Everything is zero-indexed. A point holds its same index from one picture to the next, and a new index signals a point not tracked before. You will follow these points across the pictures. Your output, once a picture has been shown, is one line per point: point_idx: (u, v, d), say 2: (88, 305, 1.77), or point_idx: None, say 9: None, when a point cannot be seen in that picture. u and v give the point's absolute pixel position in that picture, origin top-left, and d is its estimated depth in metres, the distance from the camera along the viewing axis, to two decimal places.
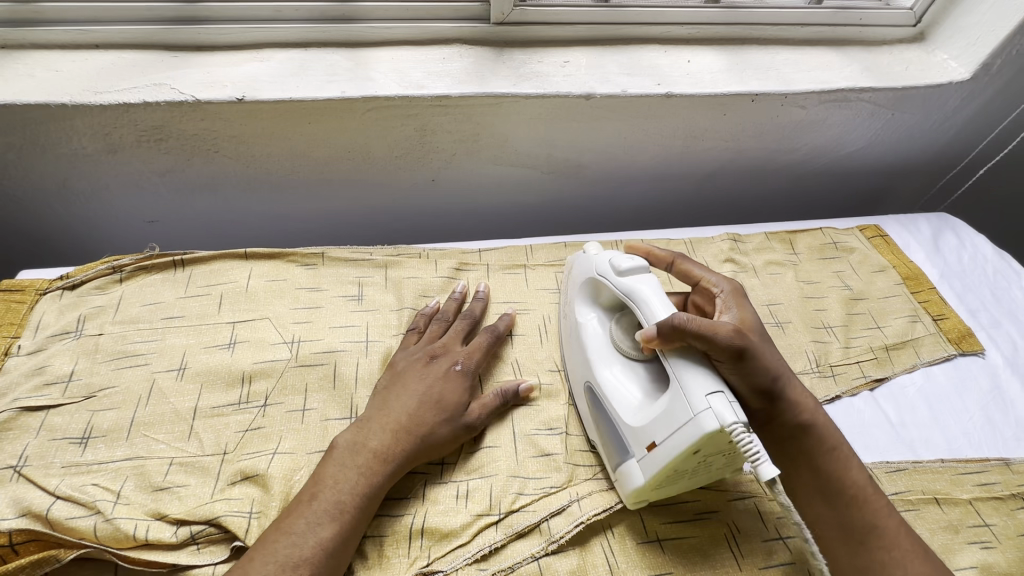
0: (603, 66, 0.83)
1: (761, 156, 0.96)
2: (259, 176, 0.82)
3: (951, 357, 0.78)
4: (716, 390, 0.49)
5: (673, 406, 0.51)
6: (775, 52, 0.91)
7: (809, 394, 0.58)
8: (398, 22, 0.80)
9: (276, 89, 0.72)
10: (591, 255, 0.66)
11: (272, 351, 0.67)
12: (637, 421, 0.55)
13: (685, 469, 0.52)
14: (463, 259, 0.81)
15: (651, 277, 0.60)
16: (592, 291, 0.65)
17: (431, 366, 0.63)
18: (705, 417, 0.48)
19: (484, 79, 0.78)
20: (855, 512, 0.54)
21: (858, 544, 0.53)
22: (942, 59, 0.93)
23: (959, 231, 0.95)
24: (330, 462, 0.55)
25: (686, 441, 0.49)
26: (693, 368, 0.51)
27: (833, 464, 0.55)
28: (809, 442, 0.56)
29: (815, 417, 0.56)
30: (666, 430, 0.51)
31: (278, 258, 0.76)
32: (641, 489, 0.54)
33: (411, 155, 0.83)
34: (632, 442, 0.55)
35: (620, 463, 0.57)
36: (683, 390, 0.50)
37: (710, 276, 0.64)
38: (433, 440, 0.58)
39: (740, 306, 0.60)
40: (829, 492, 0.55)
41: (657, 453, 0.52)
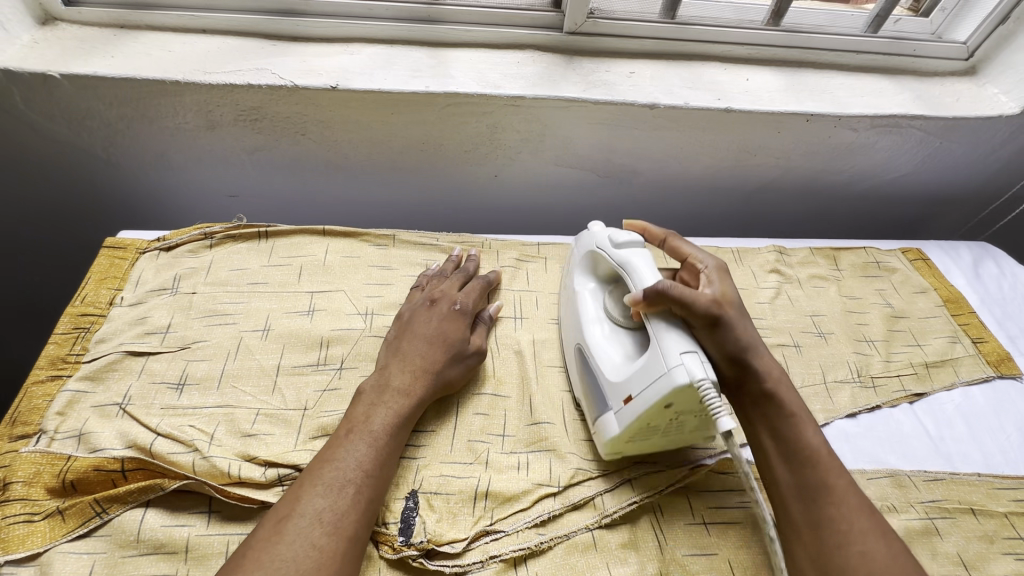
0: (667, 79, 0.88)
1: (809, 175, 0.99)
2: (336, 160, 0.87)
3: (990, 378, 0.80)
4: (691, 350, 0.52)
5: (649, 363, 0.54)
6: (829, 76, 0.95)
7: (776, 364, 0.60)
8: (478, 26, 0.86)
9: (366, 81, 0.77)
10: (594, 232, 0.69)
11: (347, 321, 0.72)
12: (617, 376, 0.58)
13: (658, 420, 0.55)
14: (522, 251, 0.85)
15: (644, 250, 0.63)
16: (590, 262, 0.69)
17: (437, 308, 0.69)
18: (677, 372, 0.51)
19: (556, 83, 0.83)
20: (808, 471, 0.54)
21: (809, 499, 0.53)
22: (993, 93, 0.96)
23: (1000, 260, 0.98)
24: (359, 403, 0.59)
25: (658, 394, 0.52)
26: (675, 329, 0.54)
27: (792, 427, 0.57)
28: (773, 406, 0.58)
29: (779, 384, 0.58)
30: (640, 384, 0.54)
31: (353, 237, 0.81)
32: (616, 439, 0.57)
33: (480, 150, 0.88)
34: (610, 394, 0.58)
35: (599, 415, 0.60)
36: (661, 348, 0.53)
37: (698, 253, 0.66)
38: (447, 376, 0.64)
39: (723, 280, 0.61)
40: (785, 449, 0.56)
41: (633, 405, 0.55)
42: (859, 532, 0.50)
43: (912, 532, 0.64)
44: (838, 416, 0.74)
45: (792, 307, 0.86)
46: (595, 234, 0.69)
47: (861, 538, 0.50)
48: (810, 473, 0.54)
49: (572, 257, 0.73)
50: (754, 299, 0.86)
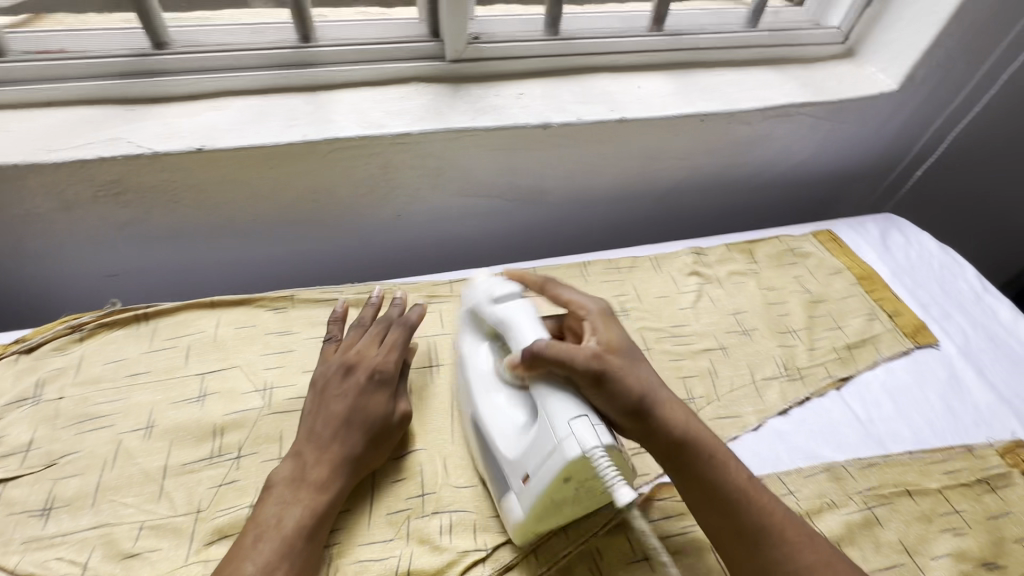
0: (557, 96, 0.86)
1: (715, 171, 1.00)
2: (222, 223, 0.81)
3: (909, 351, 0.82)
4: (578, 415, 0.50)
5: (543, 436, 0.51)
6: (718, 74, 0.96)
7: (679, 404, 0.56)
8: (357, 64, 0.82)
9: (237, 137, 0.72)
10: (472, 286, 0.66)
11: (243, 401, 0.66)
12: (514, 454, 0.55)
13: (563, 497, 0.52)
14: (433, 292, 0.81)
15: (524, 302, 0.61)
16: (472, 321, 0.66)
17: (355, 378, 0.62)
18: (567, 444, 0.48)
19: (444, 114, 0.80)
20: (742, 514, 0.52)
21: (751, 544, 0.52)
22: (871, 72, 1.00)
23: (905, 230, 1.01)
24: (268, 501, 0.53)
25: (553, 470, 0.49)
26: (562, 396, 0.52)
27: (714, 470, 0.54)
28: (691, 452, 0.54)
29: (688, 425, 0.55)
30: (536, 460, 0.51)
31: (246, 304, 0.75)
32: (523, 523, 0.54)
33: (376, 192, 0.83)
34: (510, 474, 0.55)
35: (504, 496, 0.56)
36: (550, 418, 0.51)
37: (578, 297, 0.63)
38: (368, 459, 0.59)
39: (609, 327, 0.60)
40: (716, 500, 0.53)
41: (532, 485, 0.52)
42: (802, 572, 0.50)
43: (853, 526, 0.63)
44: (770, 415, 0.73)
45: (714, 308, 0.85)
46: (474, 290, 0.65)
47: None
48: (746, 517, 0.52)
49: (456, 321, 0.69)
50: (677, 306, 0.84)
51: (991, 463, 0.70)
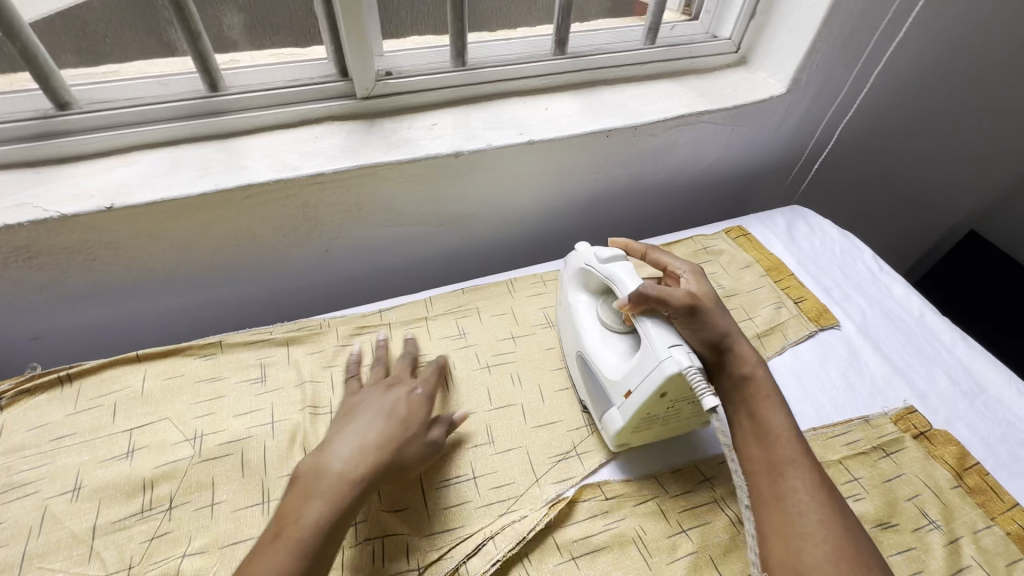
0: (468, 124, 0.90)
1: (631, 180, 1.06)
2: (144, 276, 0.81)
3: (813, 334, 0.88)
4: (675, 343, 0.61)
5: (643, 360, 0.63)
6: (622, 90, 1.02)
7: (758, 356, 0.69)
8: (268, 109, 0.84)
9: (148, 191, 0.73)
10: (580, 251, 0.78)
11: (173, 452, 0.66)
12: (615, 376, 0.67)
13: (655, 409, 0.64)
14: (363, 323, 0.83)
15: (626, 262, 0.73)
16: (581, 279, 0.78)
17: (400, 394, 0.66)
18: (668, 363, 0.60)
19: (357, 151, 0.83)
20: (772, 446, 0.61)
21: (775, 473, 0.60)
22: (763, 77, 1.07)
23: (809, 220, 1.09)
24: (292, 495, 0.55)
25: (654, 386, 0.61)
26: (658, 326, 0.64)
27: (766, 408, 0.65)
28: (752, 389, 0.66)
29: (757, 368, 0.68)
30: (638, 378, 0.63)
31: (174, 354, 0.76)
32: (622, 431, 0.66)
33: (299, 231, 0.85)
34: (613, 393, 0.67)
35: (605, 412, 0.69)
36: (652, 344, 0.62)
37: (676, 261, 0.79)
38: (402, 459, 0.60)
39: (701, 282, 0.74)
40: (759, 432, 0.63)
41: (632, 399, 0.63)
42: (809, 502, 0.57)
43: None
44: None
45: None
46: (583, 253, 0.77)
47: (815, 509, 0.56)
48: (772, 449, 0.61)
49: (563, 278, 0.81)
50: None
51: (886, 430, 0.77)
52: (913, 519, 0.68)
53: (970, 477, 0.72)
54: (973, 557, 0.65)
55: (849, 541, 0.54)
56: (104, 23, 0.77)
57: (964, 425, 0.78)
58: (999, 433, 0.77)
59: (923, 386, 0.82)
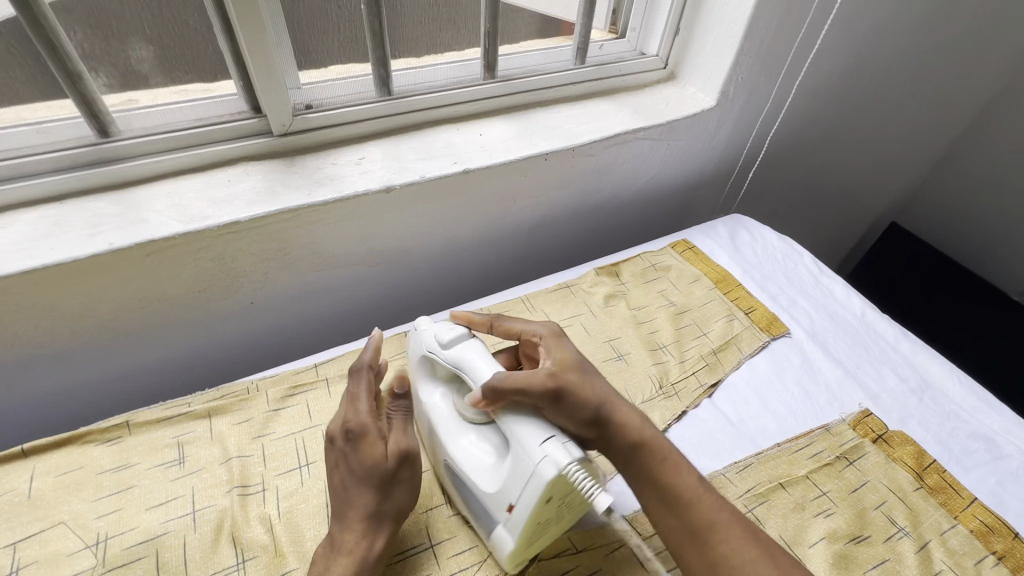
0: (398, 155, 0.85)
1: (573, 201, 1.03)
2: (30, 353, 0.70)
3: (766, 344, 0.88)
4: (549, 436, 0.51)
5: (518, 465, 0.52)
6: (556, 111, 1.00)
7: (638, 413, 0.59)
8: (171, 153, 0.76)
9: (23, 257, 0.63)
10: (421, 331, 0.64)
11: (70, 565, 0.56)
12: (492, 487, 0.55)
13: (546, 517, 0.54)
14: (297, 381, 0.75)
15: (474, 340, 0.61)
16: (426, 367, 0.64)
17: (338, 445, 0.58)
18: (545, 467, 0.49)
19: (276, 194, 0.75)
20: (688, 513, 0.55)
21: (699, 542, 0.53)
22: (692, 92, 1.09)
23: (749, 228, 1.10)
24: (314, 568, 0.54)
25: (536, 494, 0.50)
26: (527, 421, 0.53)
27: (666, 472, 0.57)
28: (647, 456, 0.57)
29: (643, 430, 0.58)
30: (517, 489, 0.52)
31: (70, 444, 0.65)
32: (514, 551, 0.55)
33: (217, 285, 0.77)
34: (493, 507, 0.55)
35: (490, 529, 0.57)
36: (522, 445, 0.52)
37: (528, 326, 0.66)
38: (389, 509, 0.57)
39: (562, 346, 0.63)
40: (670, 500, 0.56)
41: (517, 514, 0.52)
42: (750, 566, 0.51)
43: None
44: None
45: (589, 338, 0.87)
46: (425, 335, 0.63)
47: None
48: (691, 516, 0.54)
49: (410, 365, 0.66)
50: None
51: (846, 437, 0.76)
52: (884, 528, 0.68)
53: (930, 476, 0.72)
54: (943, 561, 0.65)
55: None
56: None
57: (917, 423, 0.79)
58: (950, 427, 0.78)
59: (874, 387, 0.83)
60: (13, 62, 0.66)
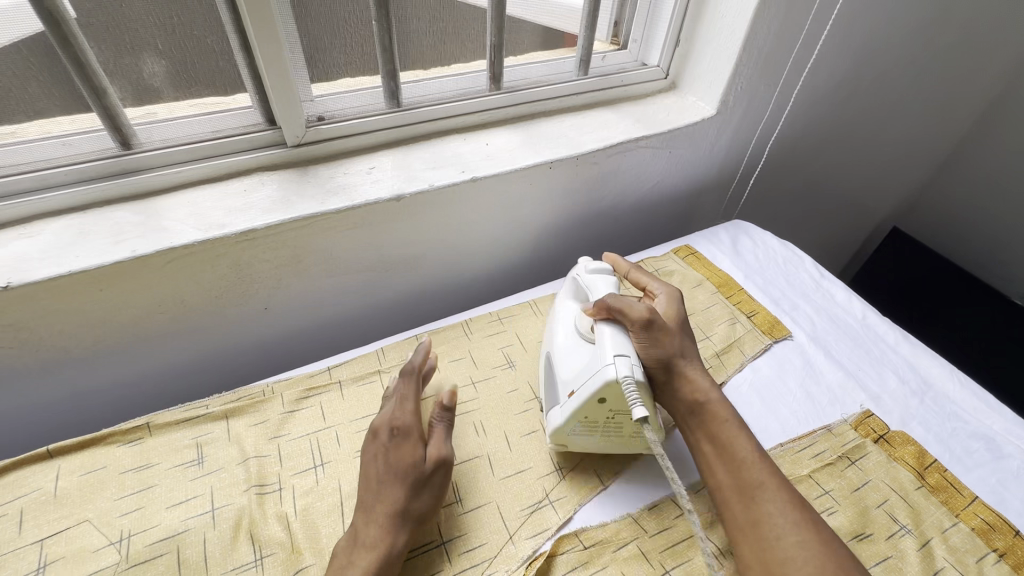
0: (408, 165, 0.88)
1: (578, 208, 1.06)
2: (55, 357, 0.73)
3: (768, 347, 0.90)
4: (624, 352, 0.62)
5: (593, 365, 0.64)
6: (561, 121, 1.03)
7: (710, 381, 0.68)
8: (190, 164, 0.79)
9: (50, 265, 0.66)
10: (581, 262, 0.80)
11: (95, 560, 0.58)
12: (564, 375, 0.68)
13: (596, 417, 0.65)
14: (311, 383, 0.77)
15: (609, 279, 0.75)
16: (569, 290, 0.80)
17: (379, 440, 0.63)
18: (609, 368, 0.61)
19: (291, 202, 0.78)
20: (739, 470, 0.61)
21: (747, 497, 0.60)
22: (693, 101, 1.11)
23: (751, 233, 1.12)
24: (334, 562, 0.56)
25: (594, 387, 0.62)
26: (618, 334, 0.65)
27: (726, 433, 0.64)
28: (711, 418, 0.66)
29: (711, 395, 0.67)
30: (583, 380, 0.64)
31: (92, 445, 0.68)
32: (557, 431, 0.67)
33: (233, 291, 0.79)
34: (560, 395, 0.68)
35: (549, 412, 0.70)
36: (603, 348, 0.63)
37: (654, 283, 0.79)
38: (415, 511, 0.59)
39: (670, 304, 0.75)
40: (724, 456, 0.63)
41: (574, 400, 0.64)
42: (786, 523, 0.57)
43: None
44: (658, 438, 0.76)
45: None
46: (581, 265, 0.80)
47: (792, 529, 0.56)
48: (740, 473, 0.61)
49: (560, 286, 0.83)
50: None
51: (848, 438, 0.78)
52: (885, 526, 0.69)
53: (932, 475, 0.74)
54: (945, 558, 0.66)
55: (831, 556, 0.54)
56: (6, 76, 0.67)
57: (918, 423, 0.80)
58: (950, 427, 0.80)
59: (876, 389, 0.85)
60: (29, 77, 0.68)
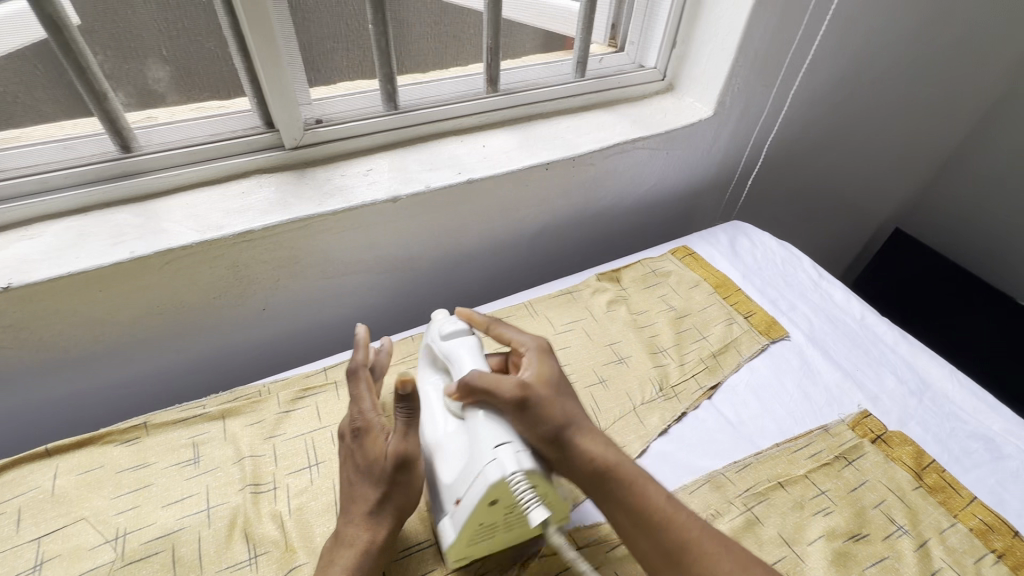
0: (405, 167, 0.88)
1: (575, 209, 1.06)
2: (56, 357, 0.74)
3: (765, 347, 0.90)
4: (504, 442, 0.53)
5: (472, 463, 0.54)
6: (558, 123, 1.03)
7: (604, 436, 0.59)
8: (189, 166, 0.80)
9: (50, 265, 0.67)
10: (438, 321, 0.70)
11: (91, 558, 0.59)
12: (450, 485, 0.57)
13: (493, 520, 0.56)
14: (307, 384, 0.78)
15: (470, 338, 0.67)
16: (430, 358, 0.70)
17: (346, 442, 0.61)
18: (491, 468, 0.52)
19: (288, 204, 0.79)
20: (660, 534, 0.55)
21: (674, 563, 0.54)
22: (690, 102, 1.12)
23: (749, 234, 1.12)
24: (323, 556, 0.57)
25: (478, 495, 0.52)
26: (489, 421, 0.56)
27: (633, 497, 0.56)
28: (616, 481, 0.57)
29: (612, 454, 0.58)
30: (468, 484, 0.54)
31: (92, 444, 0.68)
32: (456, 546, 0.57)
33: (230, 292, 0.80)
34: (446, 500, 0.58)
35: (439, 521, 0.59)
36: (478, 444, 0.55)
37: (518, 335, 0.66)
38: (395, 503, 0.59)
39: (542, 362, 0.63)
40: (639, 523, 0.56)
41: (461, 511, 0.55)
42: None
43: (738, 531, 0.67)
44: (653, 438, 0.76)
45: (590, 342, 0.89)
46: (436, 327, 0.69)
47: None
48: (662, 537, 0.55)
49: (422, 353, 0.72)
50: (557, 346, 0.87)
51: (845, 438, 0.77)
52: (882, 527, 0.68)
53: (930, 475, 0.73)
54: (943, 559, 0.66)
55: None
56: (11, 82, 0.69)
57: (916, 423, 0.80)
58: (949, 427, 0.79)
59: (874, 389, 0.84)
60: (32, 83, 0.70)
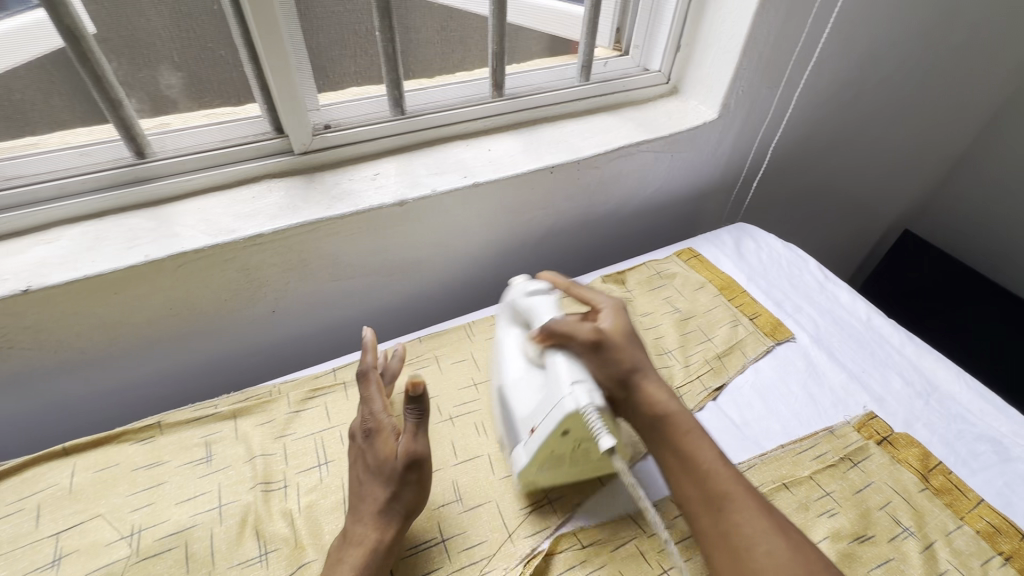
0: (412, 171, 0.90)
1: (580, 212, 1.07)
2: (72, 358, 0.76)
3: (770, 349, 0.90)
4: (580, 379, 0.59)
5: (549, 396, 0.61)
6: (563, 126, 1.04)
7: (666, 389, 0.64)
8: (201, 172, 0.82)
9: (68, 269, 0.69)
10: (518, 284, 0.76)
11: (107, 554, 0.60)
12: (524, 411, 0.65)
13: (557, 450, 0.62)
14: (316, 384, 0.79)
15: (550, 296, 0.72)
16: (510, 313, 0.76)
17: (357, 443, 0.63)
18: (567, 399, 0.58)
19: (297, 208, 0.80)
20: (704, 482, 0.57)
21: (714, 509, 0.56)
22: (694, 105, 1.12)
23: (754, 236, 1.12)
24: (331, 555, 0.58)
25: (555, 421, 0.58)
26: (567, 362, 0.61)
27: (686, 443, 0.60)
28: (669, 428, 0.61)
29: (669, 404, 0.62)
30: (542, 414, 0.61)
31: (107, 443, 0.70)
32: (528, 469, 0.64)
33: (241, 294, 0.82)
34: (520, 429, 0.65)
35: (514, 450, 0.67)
36: (555, 379, 0.61)
37: (598, 295, 0.73)
38: (401, 503, 0.59)
39: (617, 316, 0.69)
40: (686, 469, 0.59)
41: (535, 436, 0.62)
42: (760, 535, 0.53)
43: None
44: None
45: None
46: (522, 286, 0.74)
47: (764, 539, 0.53)
48: (707, 485, 0.57)
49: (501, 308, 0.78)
50: None
51: (850, 440, 0.77)
52: (888, 528, 0.68)
53: (936, 477, 0.73)
54: (948, 561, 0.65)
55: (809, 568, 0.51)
56: (30, 89, 0.71)
57: (923, 425, 0.80)
58: (956, 429, 0.79)
59: (880, 390, 0.84)
60: (50, 90, 0.72)
